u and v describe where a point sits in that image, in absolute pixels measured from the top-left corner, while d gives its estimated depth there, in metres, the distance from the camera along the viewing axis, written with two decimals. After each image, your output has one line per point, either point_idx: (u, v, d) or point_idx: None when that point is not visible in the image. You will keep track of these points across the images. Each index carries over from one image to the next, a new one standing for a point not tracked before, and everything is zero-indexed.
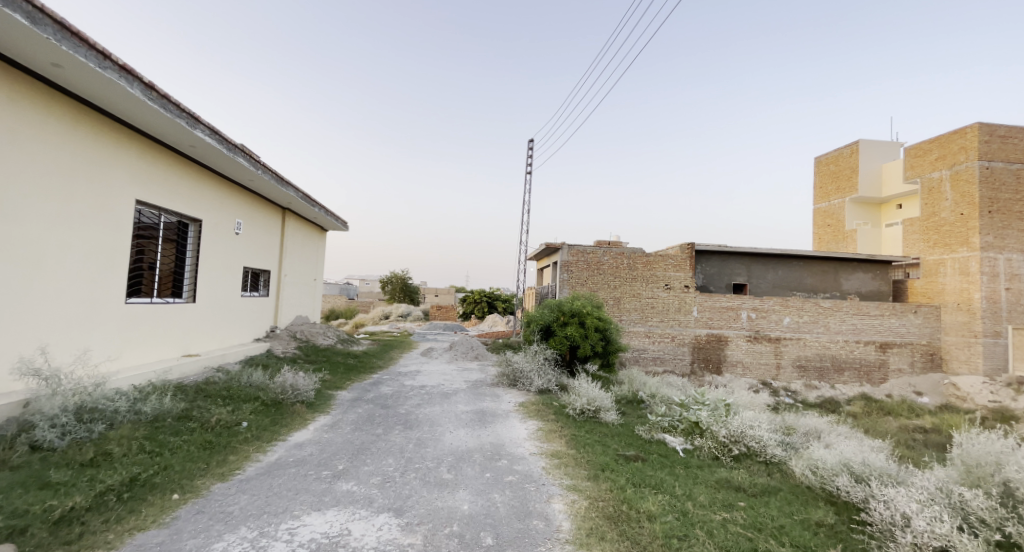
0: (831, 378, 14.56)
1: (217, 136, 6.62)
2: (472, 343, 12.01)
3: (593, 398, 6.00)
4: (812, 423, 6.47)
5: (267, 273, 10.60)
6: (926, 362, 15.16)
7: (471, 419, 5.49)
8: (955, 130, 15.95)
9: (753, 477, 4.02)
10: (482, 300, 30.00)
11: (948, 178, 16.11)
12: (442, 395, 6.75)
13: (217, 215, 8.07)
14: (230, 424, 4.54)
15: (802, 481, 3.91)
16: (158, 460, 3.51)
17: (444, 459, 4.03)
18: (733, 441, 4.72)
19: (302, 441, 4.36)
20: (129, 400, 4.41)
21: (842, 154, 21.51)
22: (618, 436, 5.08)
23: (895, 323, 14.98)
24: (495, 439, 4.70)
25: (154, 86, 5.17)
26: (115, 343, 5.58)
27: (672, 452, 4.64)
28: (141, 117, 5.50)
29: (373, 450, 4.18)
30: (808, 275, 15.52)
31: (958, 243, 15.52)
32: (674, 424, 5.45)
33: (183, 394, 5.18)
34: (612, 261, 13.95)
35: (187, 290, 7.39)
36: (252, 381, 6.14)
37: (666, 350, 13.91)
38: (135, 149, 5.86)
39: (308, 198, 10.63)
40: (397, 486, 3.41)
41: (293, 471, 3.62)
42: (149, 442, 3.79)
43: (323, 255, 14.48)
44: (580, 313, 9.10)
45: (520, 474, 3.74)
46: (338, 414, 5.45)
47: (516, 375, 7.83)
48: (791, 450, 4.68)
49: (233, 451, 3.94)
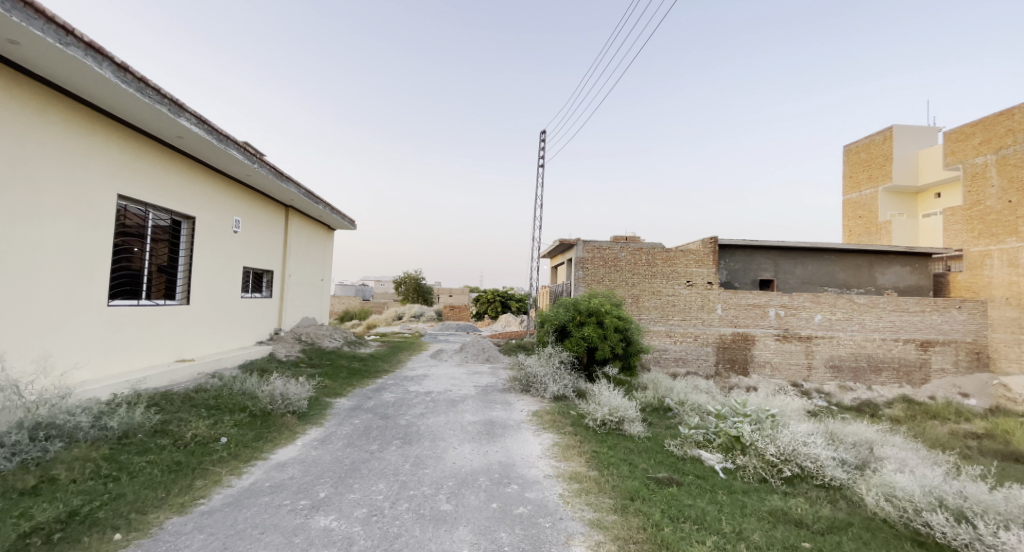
0: (867, 379, 13.56)
1: (205, 126, 6.16)
2: (483, 344, 11.46)
3: (616, 407, 5.34)
4: (857, 430, 5.77)
5: (269, 274, 10.17)
6: (971, 361, 14.03)
7: (479, 431, 4.90)
8: (1001, 112, 14.72)
9: (815, 507, 3.33)
10: (495, 299, 29.45)
11: (993, 163, 14.87)
12: (449, 403, 6.19)
13: (212, 212, 7.63)
14: (207, 440, 4.06)
15: (875, 513, 3.20)
16: (109, 489, 3.05)
17: (443, 483, 3.46)
18: (783, 460, 4.05)
19: (284, 461, 3.84)
20: (94, 413, 3.92)
21: (874, 142, 20.28)
22: (646, 452, 4.44)
23: (937, 320, 13.88)
24: (504, 457, 4.11)
25: (127, 68, 4.73)
26: (90, 351, 5.14)
27: (710, 473, 3.98)
28: (118, 103, 5.08)
29: (362, 472, 3.62)
30: (841, 269, 14.53)
31: (1006, 232, 14.28)
32: (709, 438, 4.77)
33: (163, 405, 4.73)
34: (630, 257, 13.22)
35: (181, 292, 6.98)
36: (245, 388, 5.67)
37: (688, 350, 13.13)
38: (117, 140, 5.48)
39: (310, 194, 10.19)
40: (384, 522, 2.83)
41: (265, 501, 3.08)
42: (106, 465, 3.33)
43: (330, 255, 14.07)
44: (597, 312, 8.43)
45: (532, 505, 3.13)
46: (332, 427, 4.93)
47: (529, 380, 7.21)
48: (855, 473, 3.97)
49: (202, 475, 3.44)
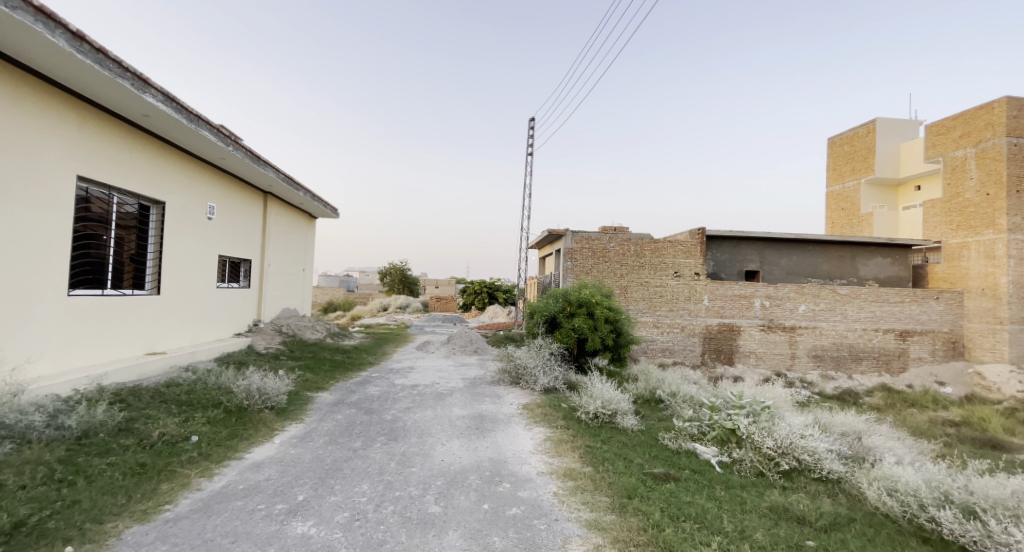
0: (848, 368, 13.78)
1: (173, 104, 5.73)
2: (471, 336, 11.27)
3: (608, 400, 5.19)
4: (846, 420, 5.80)
5: (247, 263, 9.73)
6: (948, 351, 14.34)
7: (467, 426, 4.72)
8: (982, 105, 14.91)
9: (815, 502, 3.25)
10: (482, 291, 29.21)
11: (973, 156, 15.08)
12: (436, 397, 5.97)
13: (184, 197, 7.20)
14: (175, 439, 3.78)
15: (877, 508, 3.16)
16: (62, 496, 2.77)
17: (431, 483, 3.26)
18: (781, 454, 3.96)
19: (261, 461, 3.60)
20: (49, 412, 3.59)
21: (857, 134, 20.49)
22: (641, 446, 4.32)
23: (916, 310, 14.17)
24: (495, 454, 3.93)
25: (83, 36, 4.31)
26: (49, 343, 4.78)
27: (706, 467, 3.87)
28: (74, 76, 4.66)
29: (345, 472, 3.40)
30: (825, 261, 14.67)
31: (983, 224, 14.56)
32: (703, 431, 4.67)
33: (129, 402, 4.41)
34: (618, 248, 13.12)
35: (151, 282, 6.58)
36: (219, 383, 5.37)
37: (675, 340, 13.15)
38: (74, 118, 5.04)
39: (290, 180, 9.73)
40: (368, 528, 2.62)
41: (237, 506, 2.84)
42: (61, 468, 3.04)
43: (311, 245, 13.62)
44: (588, 303, 8.30)
45: (526, 506, 2.96)
46: (313, 423, 4.69)
47: (519, 372, 7.06)
48: (853, 466, 3.92)
49: (167, 478, 3.16)
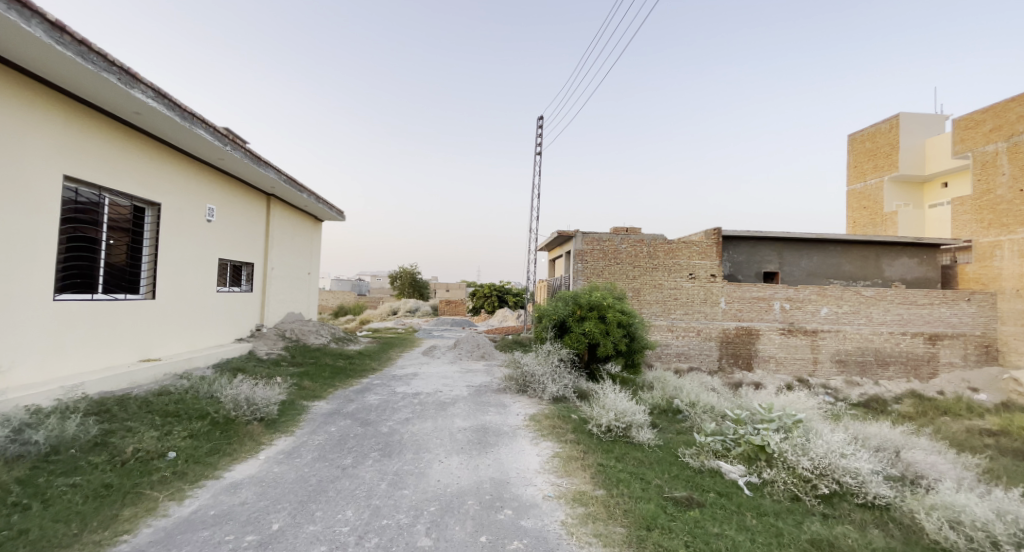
0: (874, 374, 13.10)
1: (166, 100, 5.51)
2: (478, 340, 10.90)
3: (622, 412, 4.78)
4: (881, 431, 5.30)
5: (249, 267, 9.52)
6: (981, 355, 13.58)
7: (469, 440, 4.34)
8: (1014, 97, 14.16)
9: (864, 535, 2.81)
10: (493, 294, 28.85)
11: (1004, 150, 14.30)
12: (437, 407, 5.61)
13: (180, 199, 6.98)
14: (150, 456, 3.48)
15: (937, 543, 2.72)
16: (10, 524, 2.47)
17: (423, 509, 2.90)
18: (818, 475, 3.54)
19: (239, 481, 3.28)
20: (15, 426, 3.32)
21: (880, 130, 19.74)
22: (659, 464, 3.92)
23: (946, 313, 13.42)
24: (497, 473, 3.55)
25: (64, 27, 4.08)
26: (27, 349, 4.54)
27: (733, 490, 3.45)
28: (57, 69, 4.44)
29: (329, 495, 3.06)
30: (847, 261, 14.02)
31: (1017, 222, 13.79)
32: (728, 447, 4.23)
33: (111, 413, 4.15)
34: (630, 249, 12.68)
35: (146, 286, 6.37)
36: (210, 392, 5.09)
37: (691, 345, 12.63)
38: (57, 114, 4.83)
39: (292, 181, 9.51)
40: None
41: (202, 537, 2.52)
42: (14, 490, 2.74)
43: (316, 248, 13.42)
44: (599, 306, 7.87)
45: (529, 538, 2.59)
46: (303, 436, 4.37)
47: (526, 380, 6.67)
48: (902, 490, 3.47)
49: (132, 503, 2.85)
